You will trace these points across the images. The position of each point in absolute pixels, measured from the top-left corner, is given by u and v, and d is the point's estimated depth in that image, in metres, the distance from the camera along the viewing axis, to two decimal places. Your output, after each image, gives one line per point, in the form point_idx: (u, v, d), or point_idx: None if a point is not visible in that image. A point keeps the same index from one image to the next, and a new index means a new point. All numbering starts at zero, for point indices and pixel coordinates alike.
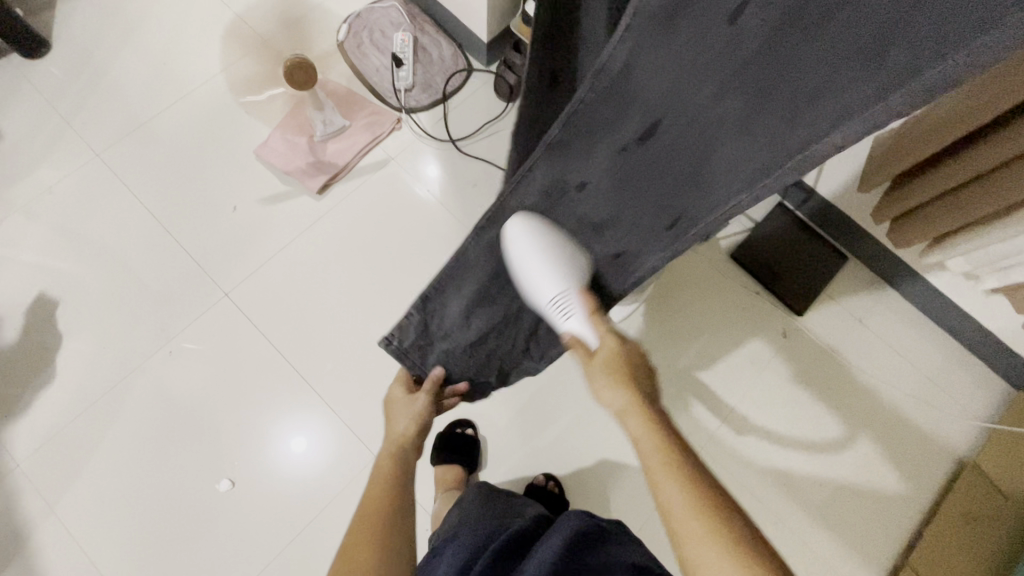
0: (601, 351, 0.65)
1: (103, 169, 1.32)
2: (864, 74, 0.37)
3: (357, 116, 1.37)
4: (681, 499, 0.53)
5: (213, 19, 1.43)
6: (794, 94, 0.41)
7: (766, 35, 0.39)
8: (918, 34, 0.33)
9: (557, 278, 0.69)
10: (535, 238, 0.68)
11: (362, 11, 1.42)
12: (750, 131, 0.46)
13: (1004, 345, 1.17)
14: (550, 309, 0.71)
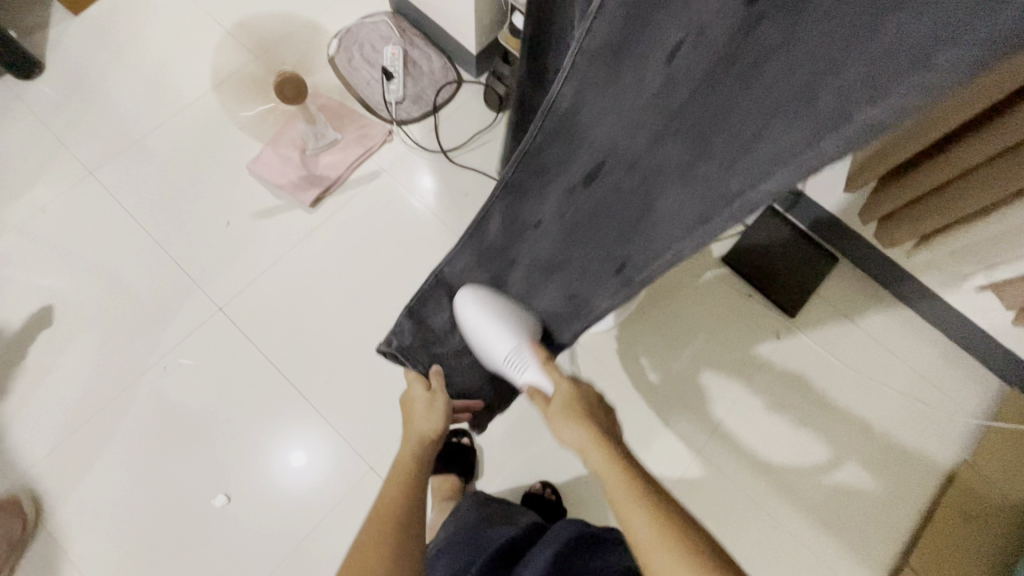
0: (558, 395, 0.70)
1: (97, 187, 1.33)
2: (792, 123, 0.37)
3: (348, 130, 1.38)
4: (648, 530, 0.53)
5: (205, 37, 1.44)
6: (715, 148, 0.45)
7: (702, 77, 0.43)
8: (841, 84, 0.33)
9: (506, 336, 0.83)
10: (480, 308, 0.84)
11: (352, 27, 1.44)
12: (690, 177, 0.50)
13: (994, 342, 1.17)
14: (507, 364, 0.82)
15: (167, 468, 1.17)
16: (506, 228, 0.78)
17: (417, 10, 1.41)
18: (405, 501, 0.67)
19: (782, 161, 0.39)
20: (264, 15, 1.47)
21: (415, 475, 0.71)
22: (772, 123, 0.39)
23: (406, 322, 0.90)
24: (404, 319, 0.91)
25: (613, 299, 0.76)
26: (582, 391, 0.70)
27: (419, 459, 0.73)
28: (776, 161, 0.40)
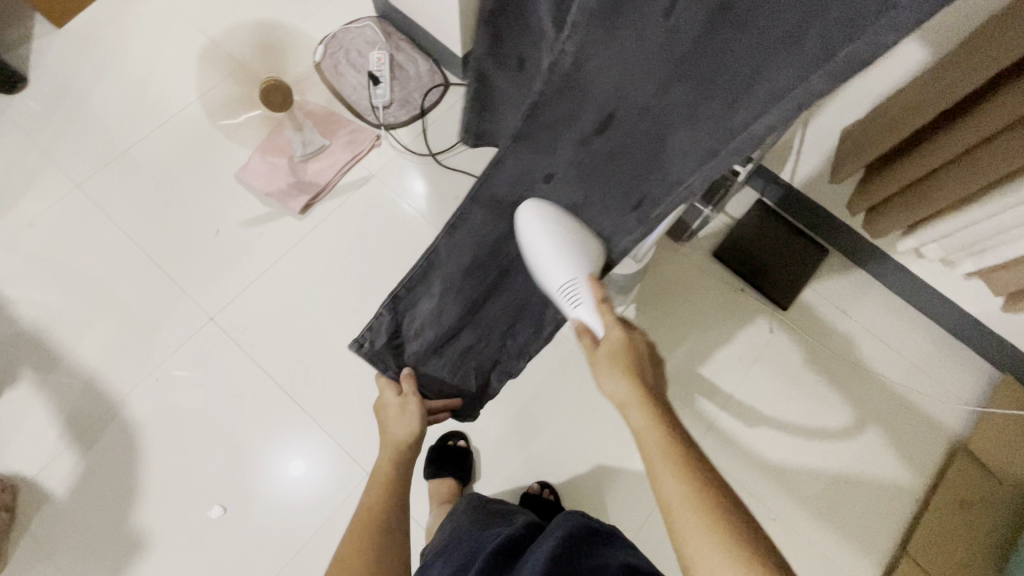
0: (606, 340, 0.68)
1: (84, 200, 1.32)
2: (794, 59, 0.41)
3: (336, 135, 1.38)
4: (681, 491, 0.54)
5: (189, 46, 1.44)
6: (745, 68, 0.44)
7: (700, 27, 0.44)
8: (833, 19, 0.38)
9: (568, 265, 0.70)
10: (544, 224, 0.70)
11: (337, 32, 1.44)
12: (697, 120, 0.51)
13: (985, 328, 1.18)
14: (560, 295, 0.72)
15: (163, 479, 1.16)
16: (513, 185, 0.71)
17: (403, 14, 1.41)
18: (382, 513, 0.71)
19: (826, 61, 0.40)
20: (249, 23, 1.46)
21: (393, 482, 0.75)
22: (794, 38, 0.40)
23: (385, 314, 0.84)
24: (380, 315, 0.84)
25: (634, 235, 0.70)
26: (630, 340, 0.68)
27: (396, 465, 0.76)
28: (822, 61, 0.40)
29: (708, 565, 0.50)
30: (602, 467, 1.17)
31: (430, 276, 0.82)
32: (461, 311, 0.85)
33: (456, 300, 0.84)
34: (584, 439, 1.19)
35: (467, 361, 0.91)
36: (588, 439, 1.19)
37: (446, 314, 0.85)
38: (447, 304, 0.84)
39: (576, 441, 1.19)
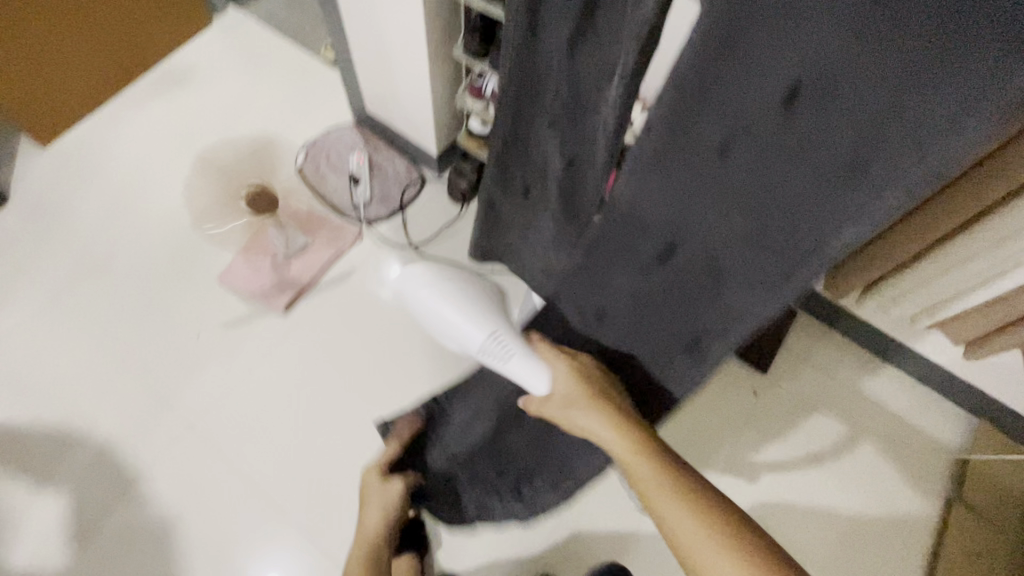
0: (560, 379, 0.87)
1: (58, 312, 1.30)
2: (853, 187, 0.46)
3: (319, 233, 1.42)
4: (685, 518, 0.68)
5: (173, 158, 1.50)
6: (786, 204, 0.52)
7: (752, 165, 0.51)
8: (890, 146, 0.42)
9: (474, 321, 0.97)
10: (441, 300, 1.00)
11: (318, 139, 1.53)
12: (757, 246, 0.57)
13: (950, 376, 1.25)
14: (482, 348, 0.95)
15: None
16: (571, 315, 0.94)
17: (380, 119, 1.51)
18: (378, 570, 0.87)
19: (880, 187, 0.44)
20: (233, 134, 1.55)
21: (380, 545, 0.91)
22: (835, 183, 0.47)
23: (424, 408, 1.05)
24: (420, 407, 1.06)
25: (693, 377, 0.80)
26: (581, 372, 0.87)
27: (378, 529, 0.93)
28: (872, 193, 0.45)
29: (711, 565, 0.64)
30: (607, 551, 1.15)
31: (475, 391, 1.06)
32: (485, 431, 1.03)
33: (484, 423, 1.04)
34: (586, 522, 1.16)
35: (472, 482, 1.04)
36: (591, 523, 1.16)
37: (475, 428, 1.04)
38: (477, 420, 1.04)
39: (579, 525, 1.16)
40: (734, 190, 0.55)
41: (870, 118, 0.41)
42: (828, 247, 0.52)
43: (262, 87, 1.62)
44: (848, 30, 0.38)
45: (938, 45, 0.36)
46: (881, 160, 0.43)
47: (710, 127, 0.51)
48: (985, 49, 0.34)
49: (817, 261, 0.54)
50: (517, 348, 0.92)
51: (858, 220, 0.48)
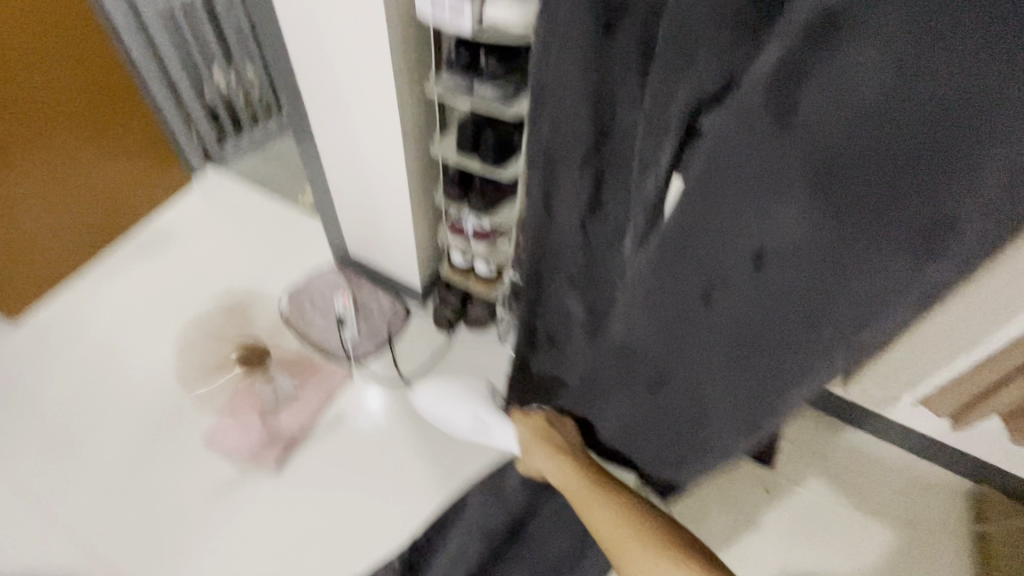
0: (526, 434, 0.98)
1: (28, 502, 1.23)
2: (810, 339, 0.47)
3: (309, 380, 1.40)
4: (611, 519, 0.79)
5: (152, 320, 1.50)
6: (778, 351, 0.50)
7: (737, 319, 0.52)
8: (839, 310, 0.43)
9: (466, 407, 1.10)
10: (438, 393, 1.14)
11: (301, 284, 1.56)
12: (738, 386, 0.57)
13: (946, 446, 1.28)
14: (472, 427, 1.09)
15: None
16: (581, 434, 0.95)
17: (363, 259, 1.58)
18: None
19: (841, 344, 0.45)
20: (217, 287, 1.58)
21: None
22: (804, 324, 0.46)
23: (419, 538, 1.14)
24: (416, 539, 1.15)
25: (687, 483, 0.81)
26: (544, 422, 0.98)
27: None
28: (840, 339, 0.44)
29: (636, 563, 0.73)
30: None
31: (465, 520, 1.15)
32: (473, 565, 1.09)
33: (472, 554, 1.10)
34: None
35: None
36: None
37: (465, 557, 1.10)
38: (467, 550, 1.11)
39: None
40: (724, 336, 0.55)
41: (843, 263, 0.40)
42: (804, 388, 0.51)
43: (245, 239, 1.69)
44: (816, 201, 0.39)
45: (906, 181, 0.35)
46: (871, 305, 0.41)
47: (693, 275, 0.53)
48: (949, 185, 0.34)
49: (800, 393, 0.52)
50: (501, 425, 1.05)
51: (844, 359, 0.46)
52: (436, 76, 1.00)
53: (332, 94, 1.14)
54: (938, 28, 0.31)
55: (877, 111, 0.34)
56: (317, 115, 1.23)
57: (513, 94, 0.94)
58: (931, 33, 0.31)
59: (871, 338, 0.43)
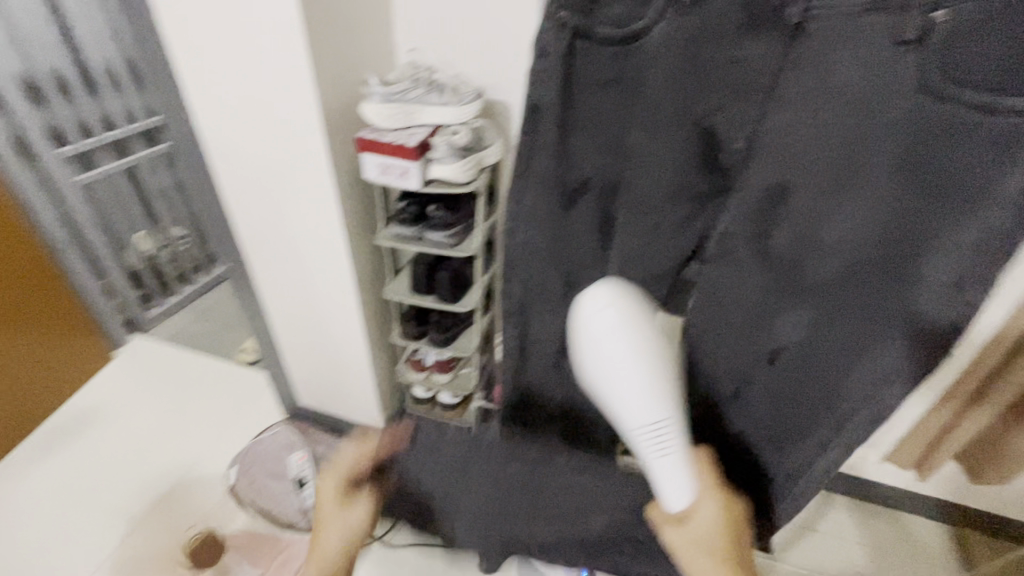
0: (698, 508, 0.66)
1: None
2: (869, 372, 0.64)
3: (270, 562, 1.26)
4: None
5: (73, 524, 1.31)
6: (845, 373, 0.66)
7: (801, 350, 0.69)
8: (887, 327, 0.62)
9: (652, 395, 0.63)
10: (628, 336, 0.61)
11: (248, 445, 1.38)
12: (818, 418, 0.69)
13: (916, 494, 1.33)
14: (640, 434, 0.65)
15: None
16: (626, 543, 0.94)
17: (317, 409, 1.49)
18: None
19: (883, 374, 0.63)
20: (151, 472, 1.40)
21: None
22: (860, 353, 0.64)
23: None
24: None
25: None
26: (732, 518, 0.66)
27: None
28: (886, 365, 0.62)
29: None
30: None
31: None
32: None
33: None
34: None
35: None
36: None
37: None
38: None
39: None
40: (785, 386, 0.72)
41: (886, 296, 0.61)
42: (867, 420, 0.65)
43: (180, 408, 1.55)
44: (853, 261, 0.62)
45: (909, 244, 0.57)
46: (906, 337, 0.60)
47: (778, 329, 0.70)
48: (929, 240, 0.56)
49: (884, 413, 0.64)
50: (677, 466, 0.66)
51: (883, 376, 0.63)
52: (384, 230, 1.03)
53: (278, 256, 1.13)
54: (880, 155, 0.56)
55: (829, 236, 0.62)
56: (262, 277, 1.20)
57: (463, 237, 1.00)
58: (875, 157, 0.56)
59: (896, 358, 0.62)
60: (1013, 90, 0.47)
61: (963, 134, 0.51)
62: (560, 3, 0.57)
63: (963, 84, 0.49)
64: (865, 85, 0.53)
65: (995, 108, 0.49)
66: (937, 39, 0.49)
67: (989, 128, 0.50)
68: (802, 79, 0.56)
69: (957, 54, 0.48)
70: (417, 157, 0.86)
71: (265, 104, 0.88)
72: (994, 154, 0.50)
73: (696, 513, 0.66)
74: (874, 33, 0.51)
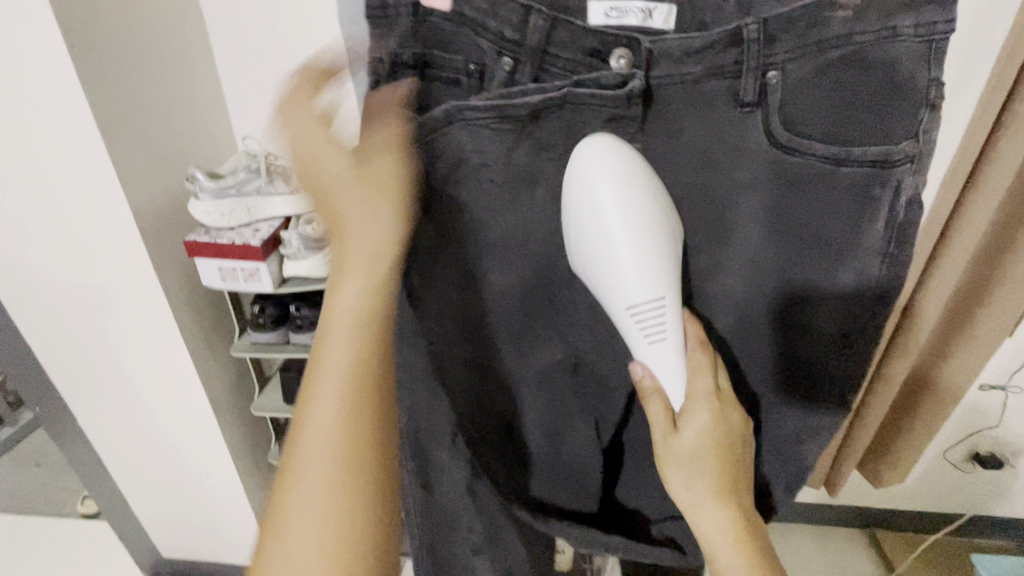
0: (688, 416, 0.41)
1: None
2: (792, 436, 0.48)
3: None
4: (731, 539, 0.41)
5: None
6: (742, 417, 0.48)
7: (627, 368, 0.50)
8: (794, 405, 0.47)
9: (640, 261, 0.39)
10: (608, 169, 0.38)
11: None
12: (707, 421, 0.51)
13: (828, 507, 1.39)
14: (624, 317, 0.40)
15: None
16: None
17: (184, 561, 1.19)
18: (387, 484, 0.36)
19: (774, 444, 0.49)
20: None
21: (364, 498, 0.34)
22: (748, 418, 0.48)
23: None
24: None
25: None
26: (731, 434, 0.42)
27: (367, 459, 0.35)
28: (800, 429, 0.47)
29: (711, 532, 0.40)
30: None
31: None
32: None
33: None
34: None
35: None
36: None
37: None
38: None
39: None
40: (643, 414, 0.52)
41: (786, 370, 0.46)
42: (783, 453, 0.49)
43: None
44: (791, 314, 0.44)
45: (816, 302, 0.43)
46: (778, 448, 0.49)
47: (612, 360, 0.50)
48: (843, 287, 0.42)
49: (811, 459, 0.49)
50: (672, 360, 0.42)
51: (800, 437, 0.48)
52: (240, 338, 0.88)
53: (101, 389, 0.89)
54: (811, 181, 0.39)
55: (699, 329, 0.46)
56: (82, 419, 0.94)
57: None
58: (806, 185, 0.40)
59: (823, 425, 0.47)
60: (892, 153, 0.37)
61: (822, 194, 0.39)
62: (386, 98, 0.38)
63: (807, 151, 0.38)
64: (731, 155, 0.40)
65: (873, 169, 0.38)
66: (778, 100, 0.37)
67: (841, 196, 0.39)
68: (678, 107, 0.39)
69: (797, 111, 0.38)
70: (265, 256, 0.74)
71: (53, 205, 0.70)
72: (857, 199, 0.39)
73: (685, 420, 0.42)
74: (716, 101, 0.38)
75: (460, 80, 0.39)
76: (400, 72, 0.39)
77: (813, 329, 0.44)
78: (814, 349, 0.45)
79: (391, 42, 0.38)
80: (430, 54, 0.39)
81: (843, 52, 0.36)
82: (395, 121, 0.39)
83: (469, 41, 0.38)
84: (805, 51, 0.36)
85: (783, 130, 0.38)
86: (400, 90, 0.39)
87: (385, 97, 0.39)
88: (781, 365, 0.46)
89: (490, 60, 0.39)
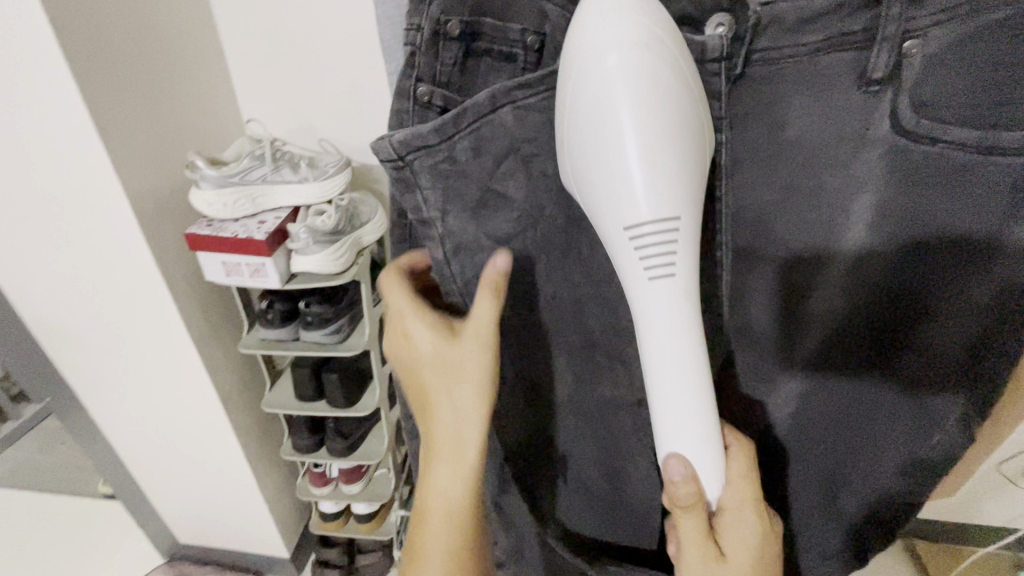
0: (729, 522, 0.36)
1: None
2: (861, 443, 0.42)
3: None
4: None
5: None
6: (818, 423, 0.42)
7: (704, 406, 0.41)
8: (872, 413, 0.41)
9: (649, 163, 0.28)
10: (622, 36, 0.28)
11: None
12: (798, 428, 0.43)
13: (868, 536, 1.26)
14: (621, 240, 0.30)
15: None
16: None
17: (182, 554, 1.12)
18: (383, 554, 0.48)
19: (840, 446, 0.43)
20: None
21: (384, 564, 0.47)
22: (820, 424, 0.42)
23: None
24: None
25: None
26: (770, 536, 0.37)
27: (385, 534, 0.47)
28: (869, 435, 0.42)
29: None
30: None
31: None
32: None
33: None
34: None
35: None
36: None
37: None
38: None
39: None
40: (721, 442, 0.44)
41: (875, 376, 0.39)
42: (847, 459, 0.43)
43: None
44: (902, 315, 0.37)
45: (933, 306, 0.36)
46: (857, 467, 0.43)
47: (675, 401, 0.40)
48: (973, 292, 0.35)
49: (885, 470, 0.43)
50: (681, 301, 0.31)
51: (875, 442, 0.42)
52: (249, 333, 0.82)
53: (106, 379, 0.84)
54: (954, 163, 0.31)
55: (784, 342, 0.39)
56: (93, 414, 0.90)
57: (349, 330, 0.80)
58: (947, 170, 0.32)
59: (897, 434, 0.41)
60: None
61: (969, 196, 0.32)
62: (419, 72, 0.33)
63: (940, 136, 0.31)
64: (846, 136, 0.32)
65: None
66: (913, 80, 0.30)
67: (993, 194, 0.32)
68: (785, 77, 0.31)
69: (930, 93, 0.30)
70: (271, 252, 0.67)
71: (41, 180, 0.63)
72: (1006, 200, 0.32)
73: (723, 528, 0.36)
74: (836, 80, 0.31)
75: (516, 55, 0.33)
76: (446, 43, 0.33)
77: (929, 348, 0.37)
78: (926, 362, 0.38)
79: (433, 7, 0.32)
80: (482, 23, 0.33)
81: (1000, 16, 0.28)
82: (431, 106, 0.34)
83: (531, 7, 0.32)
84: (956, 12, 0.28)
85: (910, 114, 0.30)
86: (440, 66, 0.33)
87: (421, 76, 0.33)
88: (875, 387, 0.40)
89: (557, 31, 0.32)
